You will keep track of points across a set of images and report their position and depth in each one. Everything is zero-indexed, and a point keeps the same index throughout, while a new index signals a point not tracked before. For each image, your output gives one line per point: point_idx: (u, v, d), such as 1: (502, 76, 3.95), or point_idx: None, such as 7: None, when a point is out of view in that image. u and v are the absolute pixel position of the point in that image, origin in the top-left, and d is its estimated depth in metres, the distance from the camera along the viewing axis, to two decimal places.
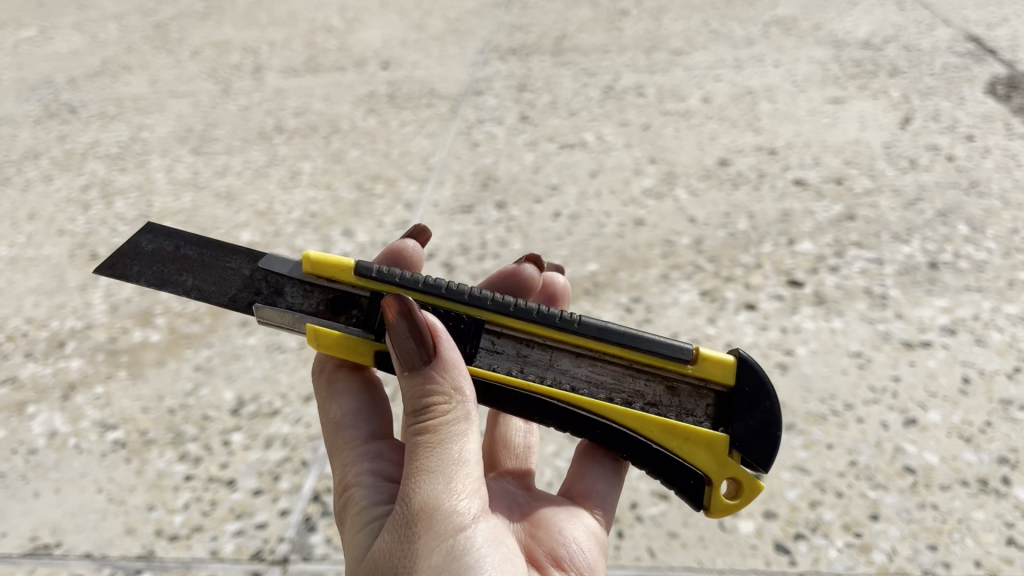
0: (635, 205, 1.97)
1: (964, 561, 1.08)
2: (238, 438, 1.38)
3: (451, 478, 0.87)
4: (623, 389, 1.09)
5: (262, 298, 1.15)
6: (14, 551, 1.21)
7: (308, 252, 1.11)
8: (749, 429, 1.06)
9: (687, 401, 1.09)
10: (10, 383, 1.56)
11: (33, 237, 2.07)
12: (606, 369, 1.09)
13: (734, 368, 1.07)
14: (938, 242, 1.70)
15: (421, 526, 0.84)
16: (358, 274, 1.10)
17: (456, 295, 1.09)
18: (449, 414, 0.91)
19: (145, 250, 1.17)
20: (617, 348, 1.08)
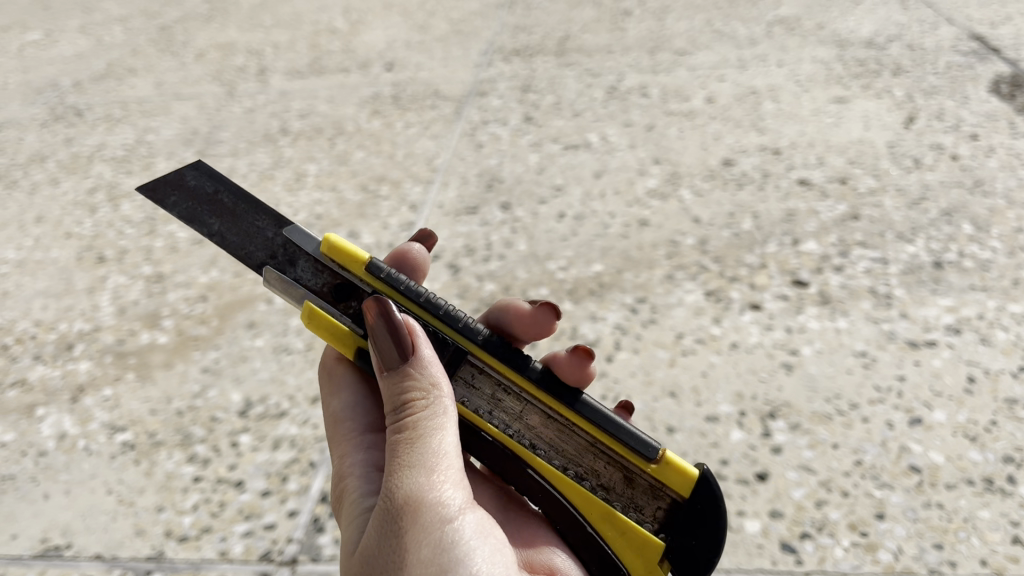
0: (639, 206, 1.98)
1: (970, 560, 1.08)
2: (246, 440, 1.39)
3: (433, 470, 0.87)
4: (580, 462, 1.01)
5: (275, 263, 1.15)
6: (25, 553, 1.22)
7: (332, 236, 1.12)
8: (691, 542, 0.97)
9: (640, 497, 0.99)
10: (19, 386, 1.57)
11: (40, 240, 2.08)
12: (570, 437, 1.02)
13: (695, 481, 0.97)
14: (943, 241, 1.70)
15: (407, 520, 0.84)
16: (369, 270, 1.11)
17: (451, 319, 1.08)
18: (427, 411, 0.92)
19: (187, 185, 1.20)
20: (590, 418, 1.01)
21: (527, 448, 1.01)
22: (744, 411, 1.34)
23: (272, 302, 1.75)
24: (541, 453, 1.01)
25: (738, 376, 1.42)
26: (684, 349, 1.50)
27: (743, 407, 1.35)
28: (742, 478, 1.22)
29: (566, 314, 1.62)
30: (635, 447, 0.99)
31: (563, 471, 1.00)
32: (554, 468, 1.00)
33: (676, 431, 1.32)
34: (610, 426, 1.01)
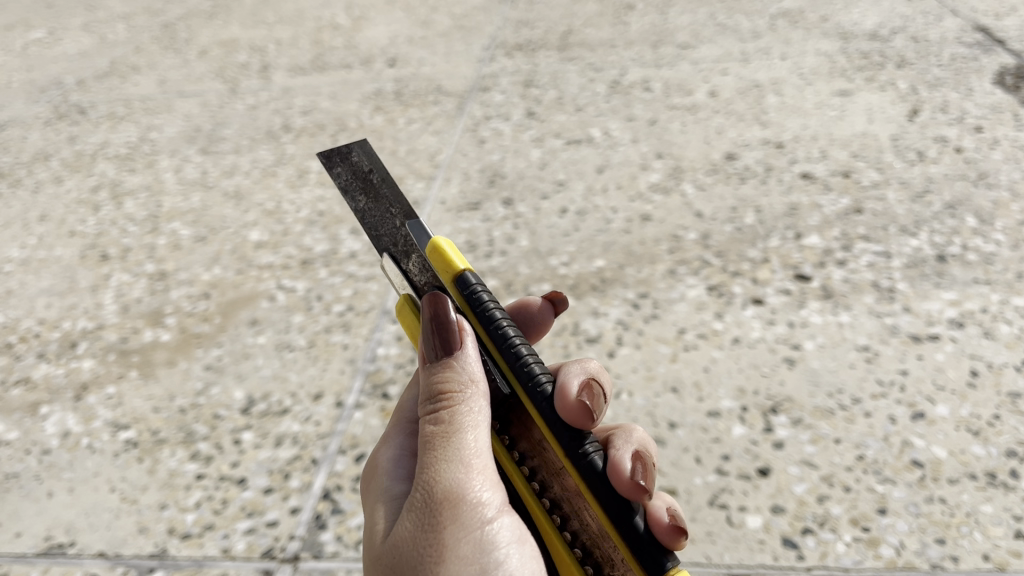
0: (642, 201, 1.98)
1: (972, 554, 1.07)
2: (248, 437, 1.39)
3: (472, 466, 0.84)
4: (591, 548, 0.79)
5: (394, 252, 1.00)
6: (28, 551, 1.22)
7: (435, 239, 0.92)
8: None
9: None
10: (23, 384, 1.57)
11: (43, 239, 2.09)
12: (589, 517, 0.80)
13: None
14: (946, 234, 1.69)
15: (446, 517, 0.81)
16: (455, 284, 0.91)
17: (509, 357, 0.87)
18: (466, 406, 0.86)
19: (353, 159, 1.05)
20: (613, 503, 0.77)
21: (543, 510, 0.83)
22: (746, 406, 1.34)
23: (275, 300, 1.75)
24: (554, 520, 0.83)
25: (739, 371, 1.42)
26: (686, 344, 1.49)
27: (745, 402, 1.35)
28: (744, 474, 1.22)
29: (568, 310, 1.62)
30: (643, 556, 0.74)
31: (567, 547, 0.81)
32: (560, 539, 0.82)
33: (677, 426, 1.32)
34: (630, 521, 0.76)
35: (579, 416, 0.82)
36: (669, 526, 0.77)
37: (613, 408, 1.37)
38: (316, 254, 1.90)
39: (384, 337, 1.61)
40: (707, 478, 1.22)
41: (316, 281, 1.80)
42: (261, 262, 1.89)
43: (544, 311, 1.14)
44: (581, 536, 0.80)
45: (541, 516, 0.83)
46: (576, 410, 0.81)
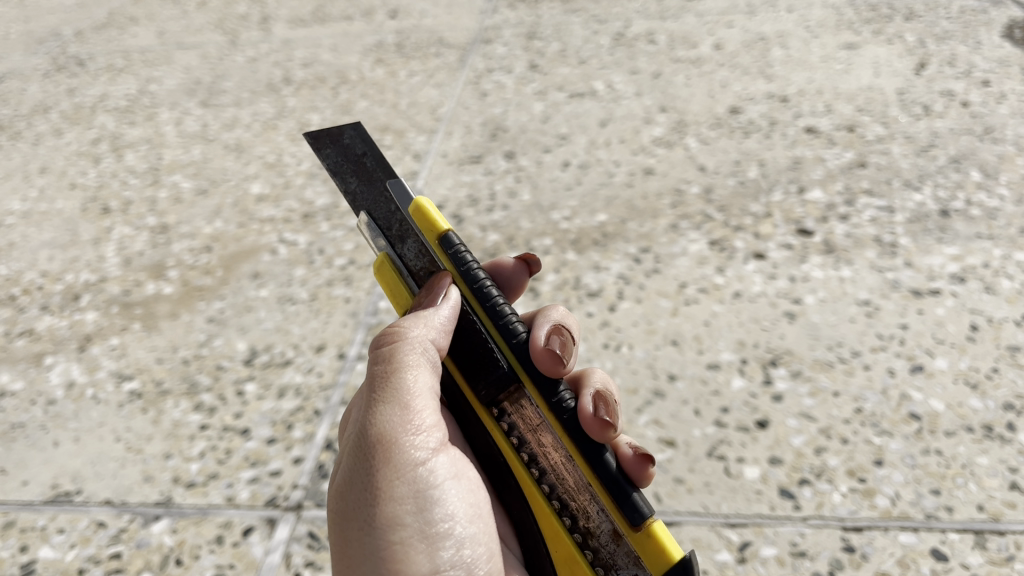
0: (645, 154, 1.97)
1: (967, 505, 1.08)
2: (251, 388, 1.40)
3: (407, 409, 0.90)
4: (572, 500, 0.86)
5: (387, 238, 0.99)
6: (36, 498, 1.24)
7: (419, 201, 0.96)
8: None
9: (620, 558, 0.82)
10: (27, 335, 1.58)
11: (44, 191, 2.08)
12: (571, 471, 0.86)
13: (675, 565, 0.78)
14: (950, 189, 1.68)
15: (379, 458, 0.88)
16: (439, 244, 0.96)
17: (493, 315, 0.93)
18: (411, 351, 0.91)
19: (345, 142, 1.05)
20: (594, 458, 0.84)
21: (522, 464, 0.89)
22: (746, 359, 1.35)
23: (276, 253, 1.75)
24: (532, 474, 0.88)
25: (740, 324, 1.42)
26: (687, 298, 1.50)
27: (744, 355, 1.36)
28: (742, 426, 1.23)
29: (569, 265, 1.62)
30: (623, 506, 0.82)
31: (545, 500, 0.87)
32: (538, 492, 0.88)
33: (677, 379, 1.33)
34: (608, 472, 0.83)
35: (552, 363, 0.92)
36: (637, 458, 0.94)
37: (613, 360, 1.38)
38: (317, 207, 1.90)
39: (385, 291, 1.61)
40: (705, 430, 1.23)
41: (317, 234, 1.80)
42: (262, 215, 1.89)
43: (518, 272, 1.16)
44: (559, 489, 0.87)
45: (522, 470, 0.89)
46: (547, 359, 0.91)
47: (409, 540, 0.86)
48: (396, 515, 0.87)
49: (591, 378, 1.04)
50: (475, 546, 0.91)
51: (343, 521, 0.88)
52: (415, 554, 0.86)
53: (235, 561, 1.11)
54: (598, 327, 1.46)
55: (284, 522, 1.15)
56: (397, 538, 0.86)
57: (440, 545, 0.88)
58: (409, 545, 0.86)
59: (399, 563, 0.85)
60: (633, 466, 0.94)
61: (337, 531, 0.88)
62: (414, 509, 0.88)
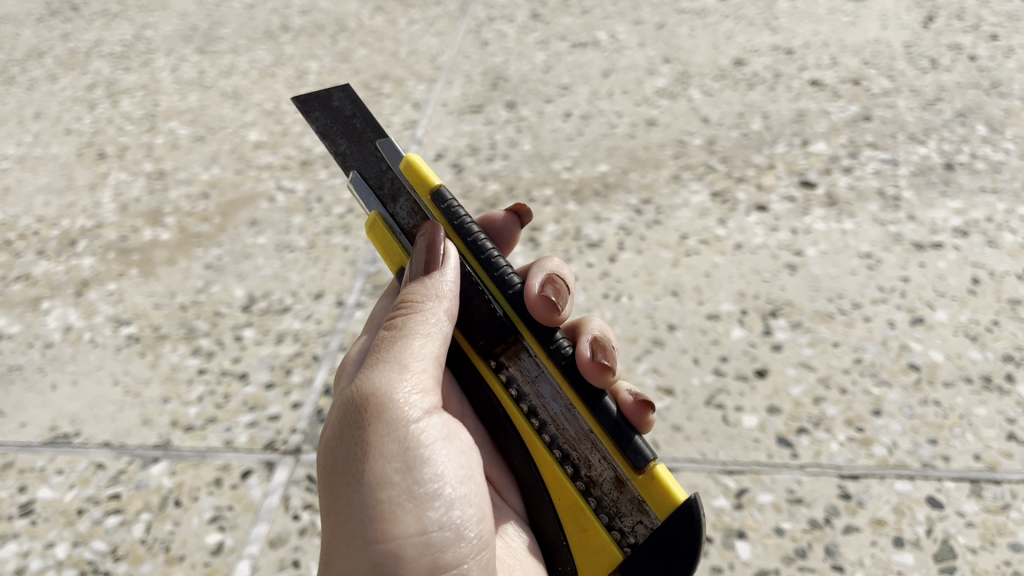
0: (648, 105, 1.94)
1: (963, 454, 1.09)
2: (250, 334, 1.40)
3: (405, 370, 0.89)
4: (573, 450, 0.86)
5: (379, 197, 1.00)
6: (34, 440, 1.24)
7: (410, 157, 0.98)
8: (648, 570, 0.79)
9: (624, 505, 0.82)
10: (24, 280, 1.57)
11: (40, 136, 2.06)
12: (571, 418, 0.86)
13: (678, 507, 0.78)
14: (955, 143, 1.67)
15: (371, 414, 0.86)
16: (432, 198, 0.97)
17: (487, 266, 0.95)
18: (419, 316, 0.91)
19: (334, 106, 1.06)
20: (596, 404, 0.85)
21: (523, 416, 0.89)
22: (746, 310, 1.34)
23: (274, 200, 1.74)
24: (533, 424, 0.88)
25: (740, 276, 1.42)
26: (688, 249, 1.49)
27: (745, 305, 1.35)
28: (741, 375, 1.23)
29: (569, 215, 1.61)
30: (626, 450, 0.82)
31: (547, 449, 0.87)
32: (540, 442, 0.88)
33: (676, 328, 1.32)
34: (610, 418, 0.84)
35: (547, 311, 0.92)
36: (637, 404, 0.95)
37: (613, 310, 1.37)
38: (315, 155, 1.88)
39: None
40: (704, 379, 1.23)
41: (315, 182, 1.78)
42: (260, 162, 1.87)
43: (509, 224, 1.18)
44: (559, 439, 0.87)
45: (524, 423, 0.89)
46: (542, 307, 0.92)
47: (397, 500, 0.83)
48: (386, 472, 0.84)
49: (590, 327, 1.05)
50: (464, 509, 0.88)
51: (331, 480, 0.85)
52: (402, 515, 0.83)
53: (234, 503, 1.11)
54: (598, 277, 1.45)
55: (283, 466, 1.16)
56: (385, 497, 0.83)
57: (428, 507, 0.85)
58: (398, 505, 0.83)
59: (386, 523, 0.82)
60: (633, 412, 0.95)
61: (326, 489, 0.86)
62: (403, 468, 0.85)
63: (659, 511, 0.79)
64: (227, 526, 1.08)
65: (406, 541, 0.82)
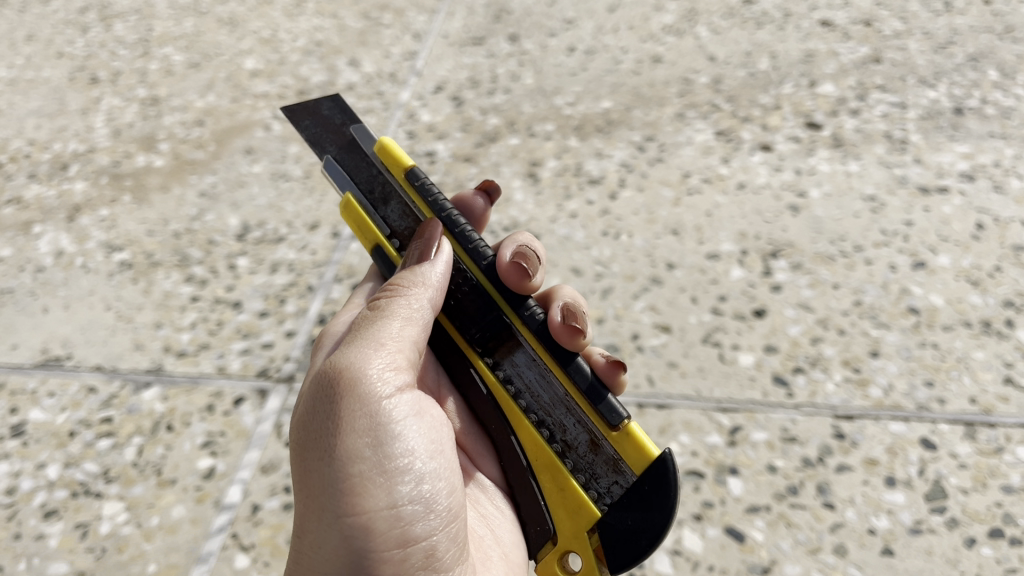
0: (654, 42, 1.90)
1: (959, 398, 1.08)
2: (244, 263, 1.39)
3: (381, 347, 0.85)
4: (547, 416, 0.85)
5: (368, 199, 1.00)
6: (26, 362, 1.23)
7: (386, 140, 0.98)
8: (628, 526, 0.78)
9: (599, 466, 0.81)
10: (15, 203, 1.55)
11: (31, 59, 2.01)
12: (546, 384, 0.85)
13: (653, 463, 0.77)
14: (966, 87, 1.63)
15: (344, 388, 0.81)
16: (405, 178, 0.97)
17: (461, 240, 0.93)
18: (401, 299, 0.87)
19: (324, 115, 1.07)
20: (570, 366, 0.83)
21: (499, 382, 0.88)
22: (747, 250, 1.33)
23: (270, 129, 1.70)
24: (508, 391, 0.87)
25: (742, 216, 1.40)
26: (690, 188, 1.47)
27: (745, 246, 1.34)
28: (739, 314, 1.22)
29: (571, 151, 1.58)
30: (599, 408, 0.81)
31: (523, 414, 0.86)
32: (516, 408, 0.86)
33: (676, 267, 1.31)
34: (585, 378, 0.82)
35: (519, 279, 0.90)
36: (608, 364, 0.95)
37: (612, 248, 1.36)
38: (312, 84, 1.84)
39: None
40: (702, 317, 1.22)
41: None
42: (256, 91, 1.83)
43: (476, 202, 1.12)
44: (535, 405, 0.86)
45: (500, 392, 0.88)
46: (513, 273, 0.90)
47: (368, 474, 0.78)
48: (359, 446, 0.79)
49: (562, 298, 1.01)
50: (435, 483, 0.83)
51: (302, 459, 0.81)
52: (373, 489, 0.78)
53: (226, 429, 1.11)
54: (598, 214, 1.43)
55: (276, 393, 1.15)
56: (356, 470, 0.78)
57: (399, 481, 0.80)
58: (368, 481, 0.78)
59: (356, 497, 0.77)
60: (605, 372, 0.95)
61: (297, 467, 0.81)
62: (375, 443, 0.80)
63: (635, 466, 0.79)
64: (219, 451, 1.08)
65: (377, 514, 0.77)
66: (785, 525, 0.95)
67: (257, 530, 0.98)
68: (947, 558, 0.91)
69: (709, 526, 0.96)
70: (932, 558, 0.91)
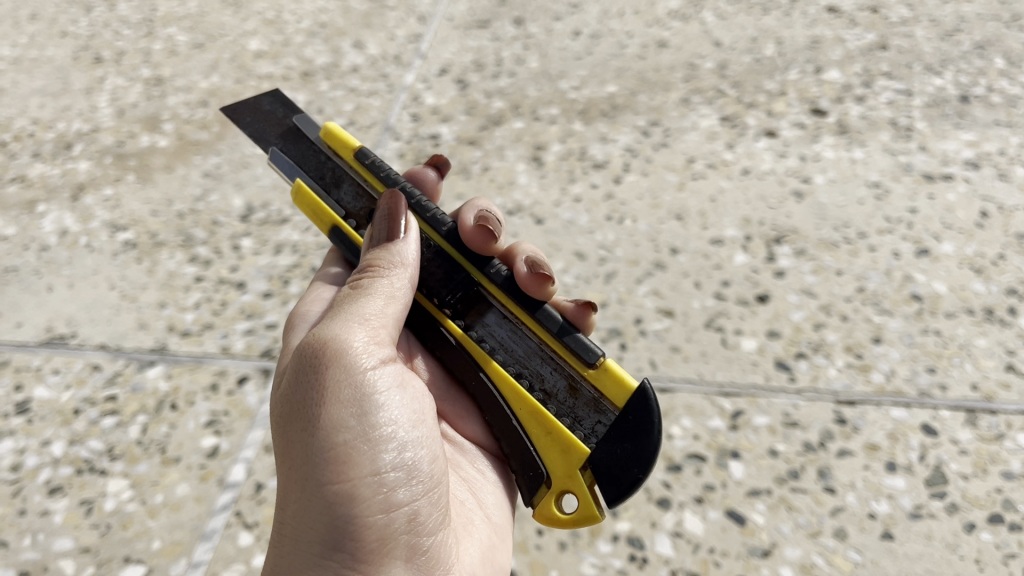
0: (659, 26, 1.89)
1: (961, 384, 1.08)
2: (248, 244, 1.39)
3: (364, 323, 0.84)
4: (523, 367, 0.88)
5: (321, 186, 1.03)
6: (30, 340, 1.23)
7: (332, 127, 1.04)
8: (617, 456, 0.79)
9: (580, 409, 0.84)
10: (19, 182, 1.55)
11: (35, 38, 2.00)
12: (521, 337, 0.89)
13: (633, 394, 0.81)
14: (972, 75, 1.63)
15: (329, 358, 0.80)
16: (355, 158, 1.02)
17: (420, 211, 0.98)
18: (384, 276, 0.87)
19: (269, 123, 1.12)
20: (543, 316, 0.88)
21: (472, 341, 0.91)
22: (751, 236, 1.33)
23: None
24: (484, 347, 0.90)
25: (747, 201, 1.40)
26: (694, 173, 1.47)
27: (749, 231, 1.34)
28: (742, 300, 1.22)
29: (575, 135, 1.58)
30: (576, 350, 0.85)
31: (501, 367, 0.88)
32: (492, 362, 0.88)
33: (679, 252, 1.31)
34: (556, 324, 0.88)
35: (485, 239, 0.95)
36: (577, 307, 0.97)
37: (615, 233, 1.36)
38: (317, 66, 1.84)
39: (386, 153, 1.55)
40: (705, 302, 1.22)
41: (316, 93, 1.75)
42: (260, 72, 1.83)
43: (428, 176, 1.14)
44: (511, 358, 0.88)
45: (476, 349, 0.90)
46: (480, 235, 0.95)
47: (353, 443, 0.77)
48: (341, 415, 0.78)
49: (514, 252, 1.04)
50: (418, 450, 0.81)
51: (286, 433, 0.80)
52: (358, 457, 0.76)
53: (229, 409, 1.11)
54: (602, 199, 1.43)
55: None
56: (341, 439, 0.76)
57: (383, 448, 0.78)
58: (352, 450, 0.76)
59: (341, 465, 0.75)
60: (576, 314, 0.97)
61: (281, 441, 0.80)
62: (359, 413, 0.79)
63: (616, 399, 0.82)
64: (223, 430, 1.08)
65: (362, 481, 0.75)
66: (786, 508, 0.96)
67: (260, 508, 0.99)
68: (947, 543, 0.91)
69: (710, 509, 0.96)
70: (932, 543, 0.91)
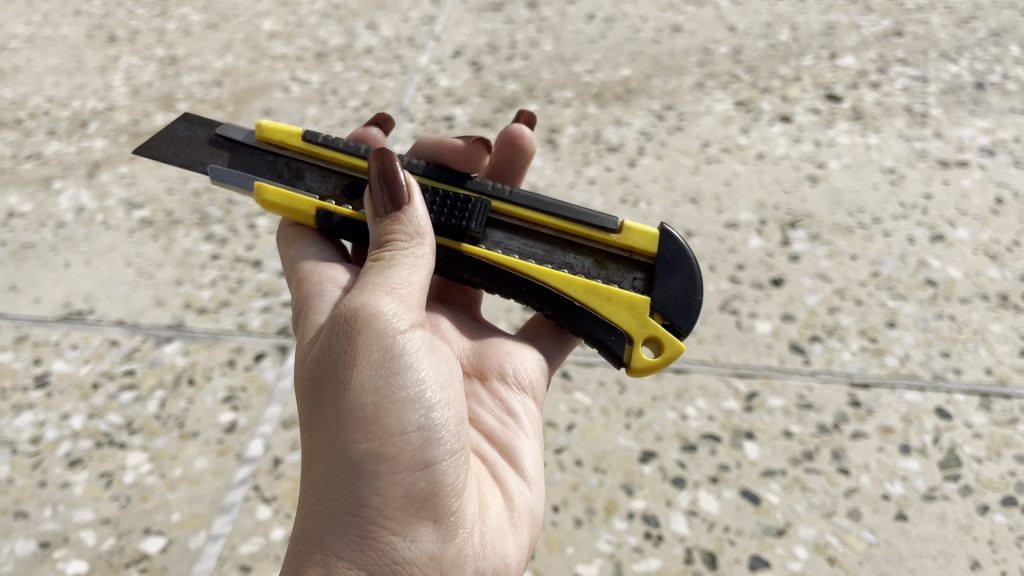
0: (674, 11, 1.89)
1: (975, 368, 1.09)
2: (263, 223, 1.39)
3: (395, 287, 0.83)
4: (553, 258, 0.96)
5: (280, 179, 1.03)
6: (48, 315, 1.24)
7: (265, 122, 1.04)
8: (672, 292, 0.93)
9: (613, 273, 0.96)
10: (35, 159, 1.55)
11: (48, 17, 2.00)
12: (540, 233, 0.98)
13: (656, 240, 0.95)
14: (987, 62, 1.63)
15: (361, 321, 0.79)
16: (305, 142, 1.03)
17: None
18: (406, 246, 0.86)
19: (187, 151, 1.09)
20: (552, 205, 0.98)
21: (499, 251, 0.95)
22: (765, 220, 1.33)
23: (288, 91, 1.70)
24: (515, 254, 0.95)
25: (761, 186, 1.40)
26: (709, 157, 1.47)
27: (764, 216, 1.34)
28: (756, 283, 1.22)
29: (589, 118, 1.58)
30: (595, 222, 0.97)
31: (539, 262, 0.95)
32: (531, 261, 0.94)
33: (694, 235, 1.31)
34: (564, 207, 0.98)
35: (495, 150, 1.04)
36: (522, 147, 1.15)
37: (630, 215, 1.36)
38: (331, 47, 1.84)
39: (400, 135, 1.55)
40: (719, 286, 1.23)
41: (330, 74, 1.75)
42: (274, 52, 1.83)
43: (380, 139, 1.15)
44: (540, 253, 0.96)
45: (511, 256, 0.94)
46: None
47: (382, 404, 0.76)
48: (372, 377, 0.77)
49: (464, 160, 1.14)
50: (446, 413, 0.81)
51: (316, 395, 0.80)
52: (388, 420, 0.76)
53: (247, 384, 1.12)
54: (617, 181, 1.43)
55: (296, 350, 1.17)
56: (370, 401, 0.76)
57: (413, 410, 0.78)
58: (382, 412, 0.76)
59: (372, 426, 0.75)
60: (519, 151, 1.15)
61: (311, 401, 0.79)
62: (389, 375, 0.78)
63: (645, 246, 0.96)
64: (241, 406, 1.09)
65: (391, 443, 0.75)
66: (800, 488, 0.96)
67: (278, 482, 1.00)
68: (960, 524, 0.92)
69: (724, 488, 0.97)
70: (945, 524, 0.92)
